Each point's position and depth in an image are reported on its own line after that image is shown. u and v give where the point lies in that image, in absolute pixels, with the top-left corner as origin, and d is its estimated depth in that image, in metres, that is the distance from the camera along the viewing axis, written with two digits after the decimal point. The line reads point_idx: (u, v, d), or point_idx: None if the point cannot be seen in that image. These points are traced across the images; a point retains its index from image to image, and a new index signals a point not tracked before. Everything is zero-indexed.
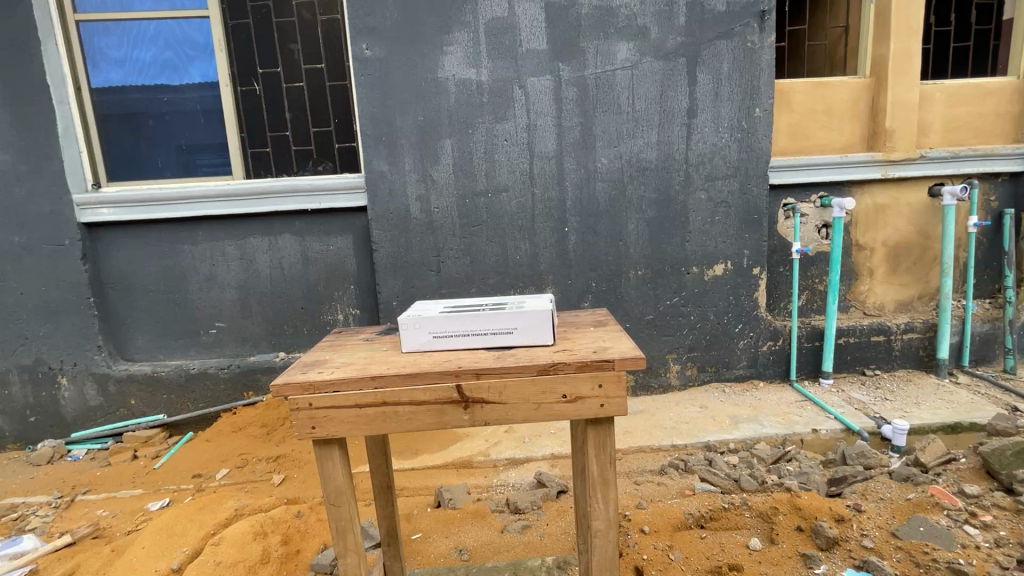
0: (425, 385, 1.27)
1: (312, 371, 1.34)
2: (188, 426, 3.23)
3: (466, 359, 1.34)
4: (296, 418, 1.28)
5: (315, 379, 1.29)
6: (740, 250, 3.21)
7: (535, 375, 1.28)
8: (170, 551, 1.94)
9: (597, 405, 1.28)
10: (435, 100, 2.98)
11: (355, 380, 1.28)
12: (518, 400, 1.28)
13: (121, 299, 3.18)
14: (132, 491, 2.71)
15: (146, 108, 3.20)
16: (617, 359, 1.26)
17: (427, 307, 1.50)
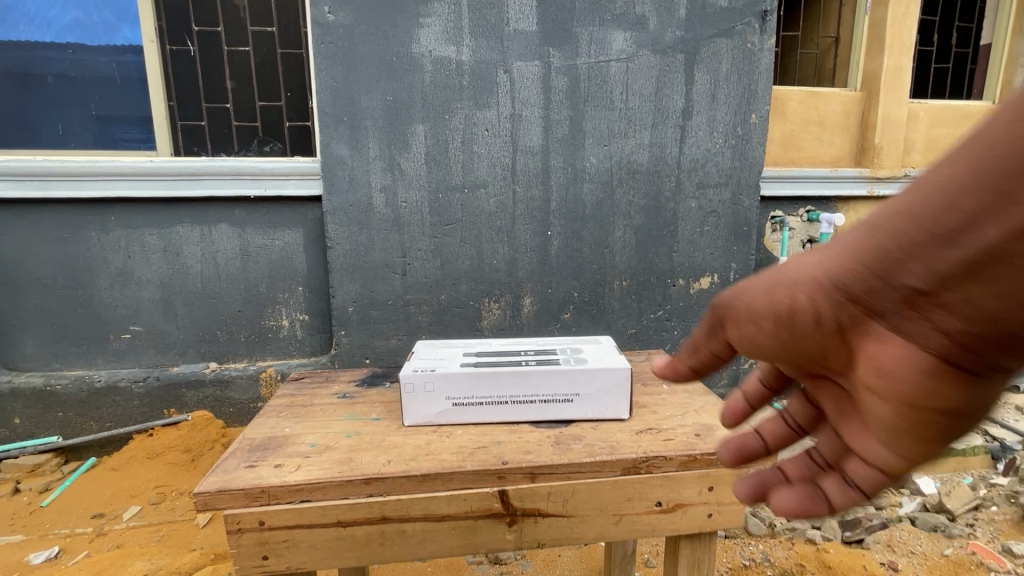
0: (450, 493, 1.04)
1: (263, 471, 1.06)
2: (89, 452, 2.67)
3: (510, 450, 1.11)
4: (241, 543, 1.00)
5: (267, 485, 1.02)
6: (728, 262, 3.05)
7: (618, 476, 1.09)
8: None
9: (705, 513, 1.12)
10: (407, 78, 2.60)
11: (325, 480, 1.02)
12: (593, 512, 1.08)
13: (5, 295, 2.58)
14: (10, 537, 2.13)
15: (44, 62, 2.60)
16: (738, 456, 1.10)
17: (444, 359, 1.31)
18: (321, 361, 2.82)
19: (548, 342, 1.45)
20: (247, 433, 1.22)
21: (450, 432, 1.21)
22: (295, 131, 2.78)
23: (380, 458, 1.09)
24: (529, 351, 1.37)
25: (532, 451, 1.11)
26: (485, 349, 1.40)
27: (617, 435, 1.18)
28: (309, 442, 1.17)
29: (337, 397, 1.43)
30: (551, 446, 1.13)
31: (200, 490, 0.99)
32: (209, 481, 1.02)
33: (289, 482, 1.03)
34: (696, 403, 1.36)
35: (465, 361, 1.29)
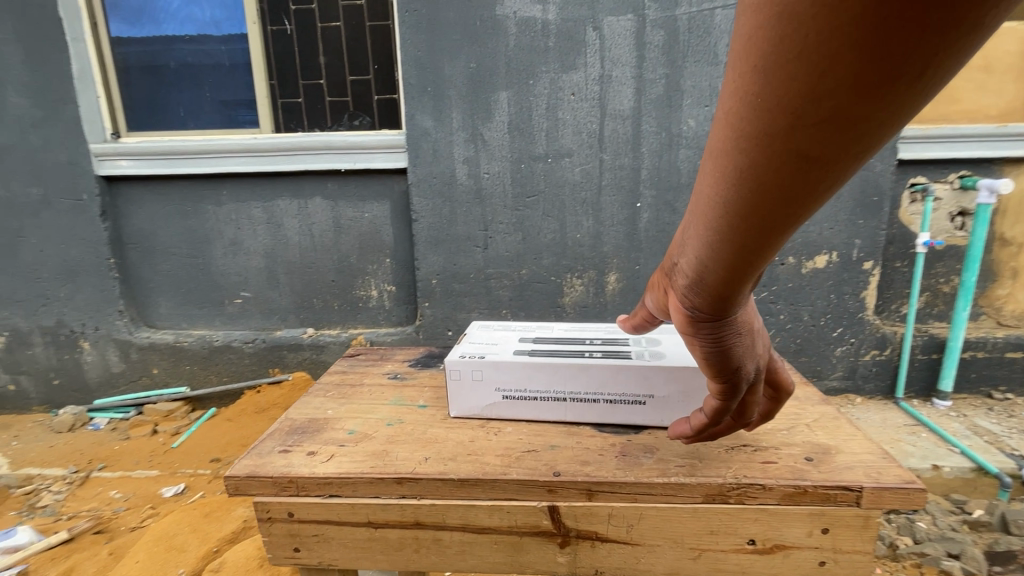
0: (491, 503, 0.94)
1: (294, 459, 1.01)
2: (211, 402, 3.00)
3: (564, 461, 0.97)
4: (273, 529, 0.99)
5: (296, 475, 0.96)
6: (851, 239, 2.64)
7: (696, 505, 0.91)
8: (163, 572, 1.73)
9: (816, 559, 0.90)
10: (490, 43, 2.49)
11: (359, 475, 0.95)
12: (664, 543, 0.93)
13: (143, 261, 2.93)
14: (148, 472, 2.46)
15: (168, 49, 2.84)
16: (866, 493, 0.86)
17: (497, 344, 1.19)
18: (406, 331, 2.89)
19: (619, 330, 1.28)
20: (289, 414, 1.19)
21: (497, 429, 1.11)
22: (382, 104, 2.81)
23: (417, 454, 1.01)
24: (595, 341, 1.21)
25: (590, 463, 0.97)
26: (545, 335, 1.26)
27: (700, 449, 1.00)
28: (347, 430, 1.12)
29: (387, 377, 1.42)
30: (615, 460, 0.98)
31: (229, 474, 0.95)
32: (242, 463, 1.00)
33: (319, 473, 0.97)
34: (806, 418, 1.12)
35: (520, 349, 1.16)
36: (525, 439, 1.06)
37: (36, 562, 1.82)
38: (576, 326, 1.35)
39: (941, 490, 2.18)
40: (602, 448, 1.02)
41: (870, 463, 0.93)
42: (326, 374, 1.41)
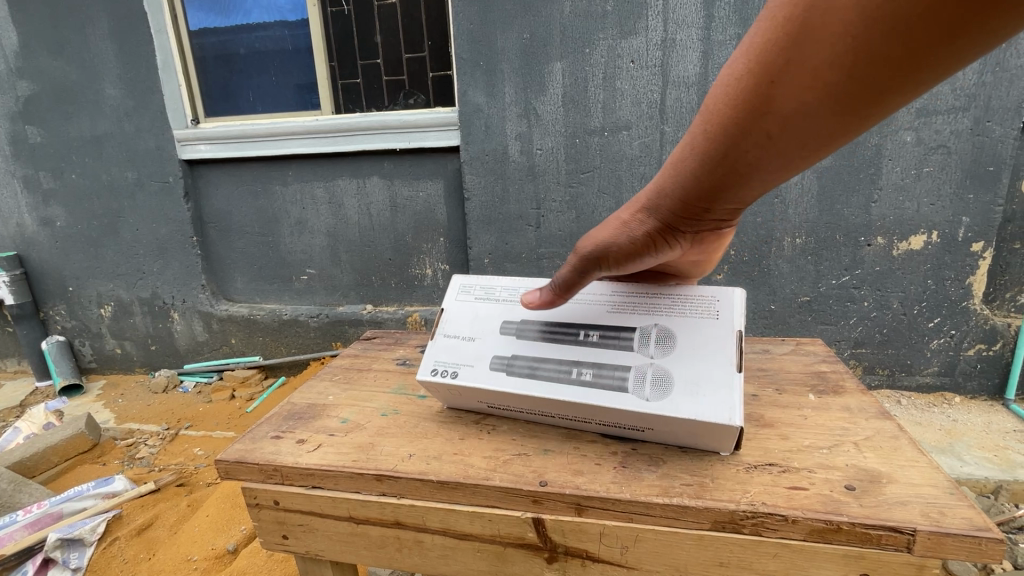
0: (471, 510, 0.91)
1: (283, 446, 1.06)
2: (282, 370, 3.22)
3: (554, 469, 0.92)
4: (263, 514, 1.05)
5: (281, 464, 1.00)
6: (956, 216, 2.30)
7: (697, 532, 0.83)
8: (230, 528, 1.89)
9: None
10: (545, 10, 2.37)
11: (340, 468, 0.97)
12: (664, 568, 0.86)
13: (221, 239, 3.15)
14: (226, 433, 2.69)
15: (239, 36, 2.97)
16: (919, 535, 0.73)
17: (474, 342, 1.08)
18: None
19: (626, 304, 1.00)
20: (291, 398, 1.26)
21: (492, 427, 1.08)
22: (437, 81, 2.78)
23: (402, 450, 1.01)
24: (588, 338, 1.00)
25: (585, 474, 0.91)
26: (532, 316, 1.06)
27: (712, 466, 0.91)
28: (340, 418, 1.16)
29: (397, 363, 1.46)
30: (612, 472, 0.91)
31: (222, 458, 1.02)
32: (235, 446, 1.06)
33: (301, 464, 1.00)
34: (854, 436, 0.99)
35: (497, 361, 1.04)
36: (518, 441, 1.02)
37: (128, 508, 2.07)
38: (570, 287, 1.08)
39: None
40: (600, 456, 0.96)
41: (927, 498, 0.80)
42: (336, 358, 1.48)
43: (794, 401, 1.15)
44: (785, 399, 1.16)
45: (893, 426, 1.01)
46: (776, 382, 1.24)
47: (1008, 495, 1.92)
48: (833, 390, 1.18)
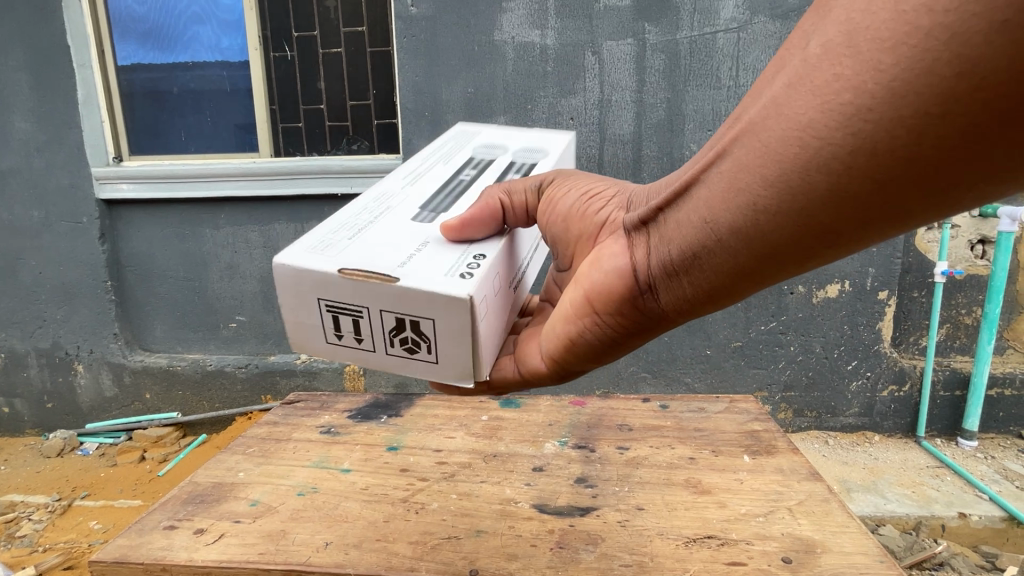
0: None
1: (178, 539, 1.05)
2: (202, 428, 2.95)
3: (486, 555, 0.99)
4: None
5: (172, 562, 0.99)
6: (863, 267, 2.52)
7: None
8: None
9: None
10: (488, 67, 2.47)
11: (246, 562, 0.98)
12: None
13: (139, 284, 2.91)
14: (131, 502, 2.40)
15: (172, 76, 2.87)
16: None
17: (524, 161, 1.20)
18: None
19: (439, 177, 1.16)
20: (196, 478, 1.26)
21: (421, 506, 1.14)
22: (381, 129, 2.79)
23: (317, 538, 1.04)
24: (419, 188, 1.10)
25: (519, 558, 0.98)
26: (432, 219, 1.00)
27: (652, 542, 1.01)
28: (248, 501, 1.17)
29: (319, 432, 1.50)
30: (549, 555, 0.99)
31: (102, 560, 0.99)
32: (117, 543, 1.04)
33: (199, 559, 0.99)
34: None
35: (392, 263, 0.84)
36: None
37: None
38: (397, 250, 0.89)
39: (968, 540, 2.01)
40: (537, 536, 1.04)
41: (860, 568, 0.94)
42: (252, 428, 1.49)
43: (730, 463, 1.29)
44: (723, 461, 1.30)
45: (824, 487, 1.18)
46: (714, 443, 1.38)
47: (928, 530, 2.03)
48: (767, 450, 1.33)
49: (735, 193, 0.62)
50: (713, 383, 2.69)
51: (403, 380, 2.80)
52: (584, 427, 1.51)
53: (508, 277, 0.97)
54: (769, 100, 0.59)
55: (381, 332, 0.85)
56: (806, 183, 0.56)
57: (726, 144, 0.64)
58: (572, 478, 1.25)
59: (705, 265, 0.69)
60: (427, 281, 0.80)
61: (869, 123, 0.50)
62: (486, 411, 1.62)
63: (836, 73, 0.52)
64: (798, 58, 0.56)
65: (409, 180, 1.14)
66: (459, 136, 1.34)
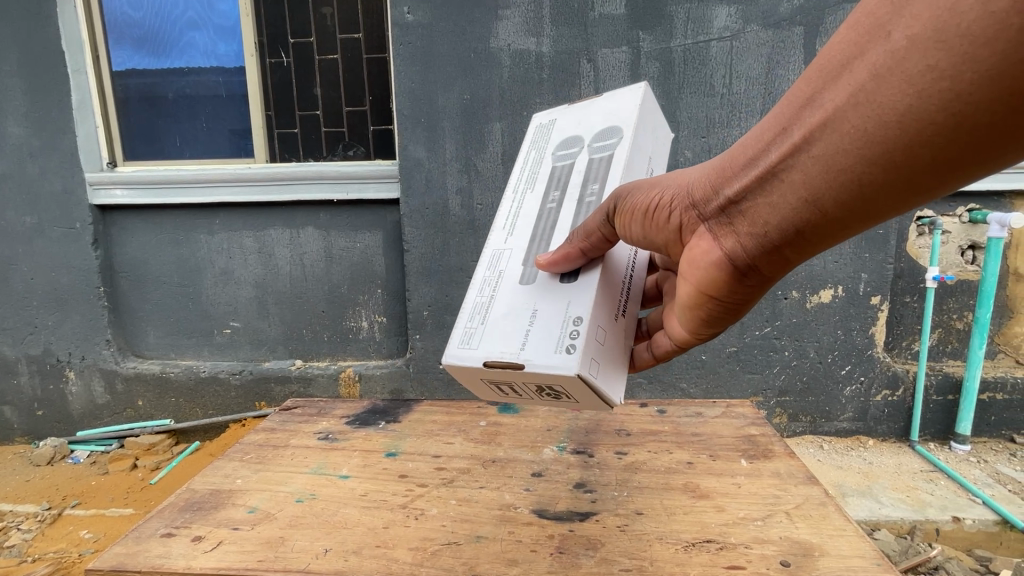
0: None
1: (173, 547, 1.04)
2: (195, 435, 2.92)
3: (486, 560, 0.98)
4: None
5: (168, 570, 0.98)
6: (856, 273, 2.54)
7: None
8: None
9: None
10: (484, 74, 2.48)
11: (244, 570, 0.97)
12: None
13: (133, 290, 2.90)
14: (122, 510, 2.37)
15: (168, 81, 2.86)
16: None
17: (602, 155, 1.14)
18: (396, 364, 2.80)
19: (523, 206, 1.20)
20: (193, 485, 1.25)
21: (420, 512, 1.13)
22: (377, 135, 2.80)
23: (316, 545, 1.03)
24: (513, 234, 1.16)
25: (519, 564, 0.97)
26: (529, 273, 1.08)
27: (651, 546, 1.01)
28: (247, 508, 1.16)
29: (317, 439, 1.49)
30: (550, 559, 0.98)
31: (97, 568, 0.98)
32: (114, 551, 1.03)
33: (197, 566, 0.98)
34: None
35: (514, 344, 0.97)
36: None
37: None
38: (516, 327, 1.00)
39: (962, 545, 2.02)
40: (537, 542, 1.03)
41: (856, 570, 0.94)
42: (249, 435, 1.48)
43: (728, 467, 1.29)
44: (720, 465, 1.30)
45: (819, 490, 1.18)
46: (710, 448, 1.39)
47: (922, 534, 2.04)
48: (764, 455, 1.34)
49: (835, 175, 0.67)
50: (709, 388, 2.69)
51: (399, 386, 2.79)
52: (582, 432, 1.51)
53: (611, 311, 1.01)
54: (856, 87, 0.62)
55: (531, 390, 1.02)
56: (908, 158, 0.61)
57: (811, 130, 0.67)
58: (570, 483, 1.25)
59: (807, 235, 0.74)
60: (548, 365, 0.92)
61: (968, 106, 0.55)
62: (484, 417, 1.62)
63: (927, 65, 0.55)
64: (881, 48, 0.59)
65: (505, 227, 1.19)
66: (535, 134, 1.31)
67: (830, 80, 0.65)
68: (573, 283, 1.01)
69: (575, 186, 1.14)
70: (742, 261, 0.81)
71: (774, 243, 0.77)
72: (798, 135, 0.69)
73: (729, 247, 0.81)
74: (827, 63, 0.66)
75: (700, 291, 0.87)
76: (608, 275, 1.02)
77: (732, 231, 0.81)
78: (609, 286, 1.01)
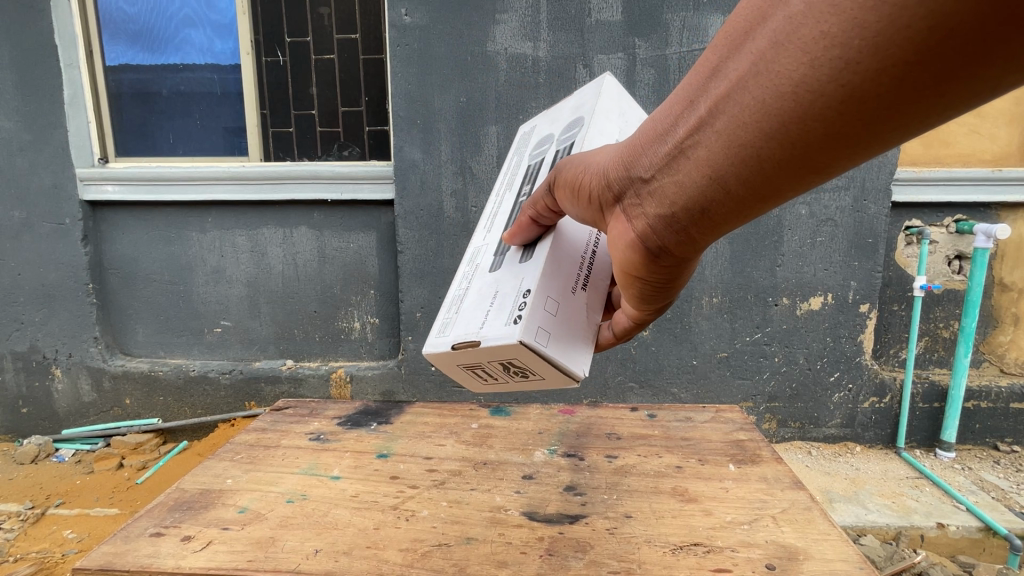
0: None
1: (163, 546, 1.03)
2: (183, 435, 2.89)
3: (476, 562, 0.98)
4: None
5: (157, 568, 0.97)
6: (846, 280, 2.57)
7: None
8: None
9: None
10: (481, 78, 2.49)
11: (233, 570, 0.96)
12: None
13: (123, 287, 2.87)
14: (108, 510, 2.34)
15: (161, 78, 2.84)
16: None
17: (564, 146, 1.10)
18: (389, 365, 2.78)
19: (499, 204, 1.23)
20: (182, 485, 1.24)
21: (411, 513, 1.13)
22: (373, 135, 2.79)
23: (306, 545, 1.03)
24: (492, 229, 1.19)
25: (509, 565, 0.97)
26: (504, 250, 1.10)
27: (639, 549, 1.02)
28: (236, 508, 1.15)
29: (308, 439, 1.48)
30: (539, 562, 0.99)
31: (85, 566, 0.97)
32: (101, 551, 1.02)
33: (185, 566, 0.98)
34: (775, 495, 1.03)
35: (475, 323, 0.95)
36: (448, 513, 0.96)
37: None
38: (480, 310, 0.98)
39: (947, 551, 2.04)
40: (526, 544, 1.04)
41: (839, 574, 0.95)
42: (240, 434, 1.47)
43: (716, 472, 1.30)
44: (708, 470, 1.31)
45: (805, 495, 1.19)
46: (699, 452, 1.40)
47: (907, 540, 2.05)
48: (751, 460, 1.35)
49: (736, 153, 0.60)
50: (700, 394, 2.71)
51: (391, 388, 2.78)
52: (573, 435, 1.52)
53: (568, 280, 0.97)
54: (756, 56, 0.54)
55: (502, 369, 0.97)
56: (803, 131, 0.54)
57: (715, 102, 0.60)
58: (560, 486, 1.25)
59: (713, 216, 0.67)
60: (496, 338, 0.88)
61: (857, 76, 0.48)
62: (476, 419, 1.62)
63: (820, 31, 0.48)
64: (781, 12, 0.52)
65: (486, 226, 1.22)
66: (520, 143, 1.37)
67: (732, 49, 0.57)
68: (529, 259, 1.00)
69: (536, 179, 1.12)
70: (654, 243, 0.74)
71: (677, 226, 0.70)
72: (703, 109, 0.62)
73: (639, 228, 0.74)
74: (730, 29, 0.58)
75: (627, 273, 0.81)
76: (558, 246, 0.99)
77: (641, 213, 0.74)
78: (564, 261, 0.98)
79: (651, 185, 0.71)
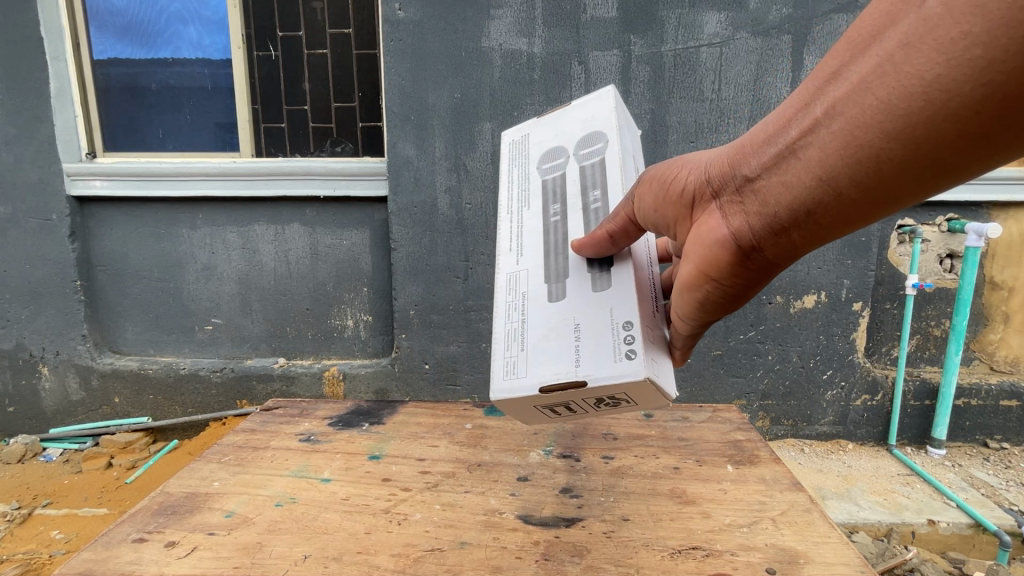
0: None
1: (146, 552, 1.01)
2: (173, 434, 2.86)
3: (470, 567, 0.97)
4: None
5: (142, 573, 0.96)
6: (839, 279, 2.58)
7: None
8: None
9: None
10: (475, 75, 2.47)
11: None
12: None
13: (111, 284, 2.83)
14: (96, 510, 2.31)
15: (151, 73, 2.79)
16: None
17: (592, 159, 1.15)
18: (382, 363, 2.76)
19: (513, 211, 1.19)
20: (168, 488, 1.22)
21: (403, 517, 1.12)
22: (366, 131, 2.77)
23: (296, 551, 1.01)
24: (518, 244, 1.14)
25: (504, 571, 0.96)
26: (541, 266, 1.08)
27: (637, 553, 1.01)
28: (224, 512, 1.14)
29: (298, 440, 1.47)
30: (534, 566, 0.98)
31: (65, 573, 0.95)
32: (83, 556, 1.00)
33: (170, 572, 0.96)
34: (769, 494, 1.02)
35: (564, 361, 0.94)
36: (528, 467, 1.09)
37: None
38: (562, 344, 0.96)
39: (938, 546, 2.06)
40: (522, 548, 1.03)
41: None
42: (229, 435, 1.46)
43: (714, 473, 1.30)
44: (705, 471, 1.31)
45: (803, 496, 1.19)
46: (696, 453, 1.40)
47: (899, 537, 2.07)
48: (748, 460, 1.35)
49: (855, 149, 0.62)
50: (693, 392, 2.71)
51: (384, 386, 2.76)
52: (569, 436, 1.51)
53: (652, 313, 0.99)
54: (883, 57, 0.58)
55: (589, 404, 0.98)
56: (932, 131, 0.56)
57: (832, 103, 0.63)
58: (556, 488, 1.25)
59: (817, 219, 0.69)
60: (609, 376, 0.89)
61: (1002, 74, 0.50)
62: (470, 419, 1.61)
63: (961, 31, 0.52)
64: (913, 16, 0.56)
65: (512, 249, 1.13)
66: (511, 152, 1.29)
67: (857, 53, 0.61)
68: (608, 288, 1.00)
69: (574, 197, 1.12)
70: (746, 243, 0.75)
71: (782, 223, 0.71)
72: (818, 110, 0.65)
73: (735, 227, 0.75)
74: (855, 34, 0.62)
75: (700, 274, 0.81)
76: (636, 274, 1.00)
77: (740, 210, 0.75)
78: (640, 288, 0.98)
79: (754, 184, 0.73)
